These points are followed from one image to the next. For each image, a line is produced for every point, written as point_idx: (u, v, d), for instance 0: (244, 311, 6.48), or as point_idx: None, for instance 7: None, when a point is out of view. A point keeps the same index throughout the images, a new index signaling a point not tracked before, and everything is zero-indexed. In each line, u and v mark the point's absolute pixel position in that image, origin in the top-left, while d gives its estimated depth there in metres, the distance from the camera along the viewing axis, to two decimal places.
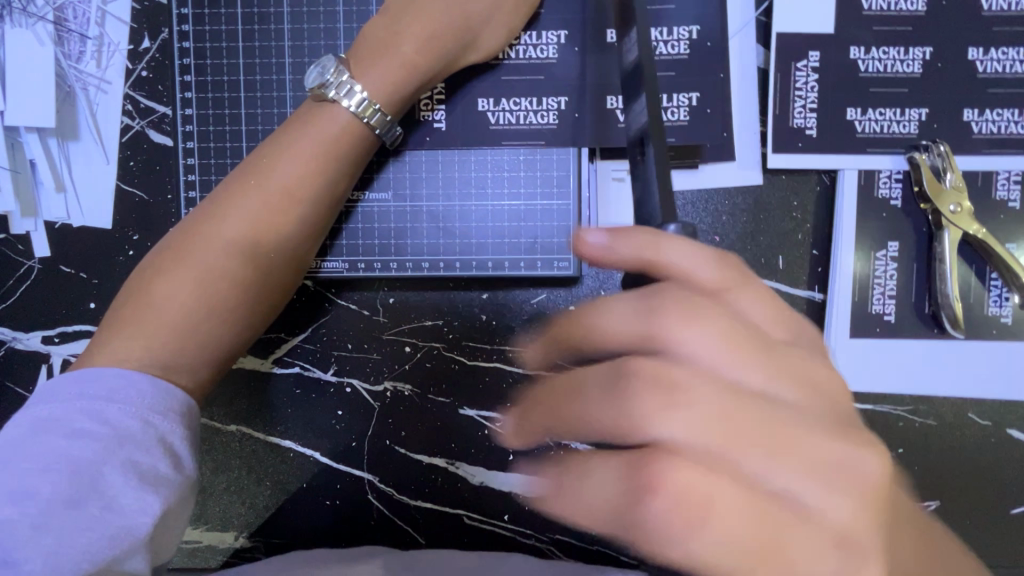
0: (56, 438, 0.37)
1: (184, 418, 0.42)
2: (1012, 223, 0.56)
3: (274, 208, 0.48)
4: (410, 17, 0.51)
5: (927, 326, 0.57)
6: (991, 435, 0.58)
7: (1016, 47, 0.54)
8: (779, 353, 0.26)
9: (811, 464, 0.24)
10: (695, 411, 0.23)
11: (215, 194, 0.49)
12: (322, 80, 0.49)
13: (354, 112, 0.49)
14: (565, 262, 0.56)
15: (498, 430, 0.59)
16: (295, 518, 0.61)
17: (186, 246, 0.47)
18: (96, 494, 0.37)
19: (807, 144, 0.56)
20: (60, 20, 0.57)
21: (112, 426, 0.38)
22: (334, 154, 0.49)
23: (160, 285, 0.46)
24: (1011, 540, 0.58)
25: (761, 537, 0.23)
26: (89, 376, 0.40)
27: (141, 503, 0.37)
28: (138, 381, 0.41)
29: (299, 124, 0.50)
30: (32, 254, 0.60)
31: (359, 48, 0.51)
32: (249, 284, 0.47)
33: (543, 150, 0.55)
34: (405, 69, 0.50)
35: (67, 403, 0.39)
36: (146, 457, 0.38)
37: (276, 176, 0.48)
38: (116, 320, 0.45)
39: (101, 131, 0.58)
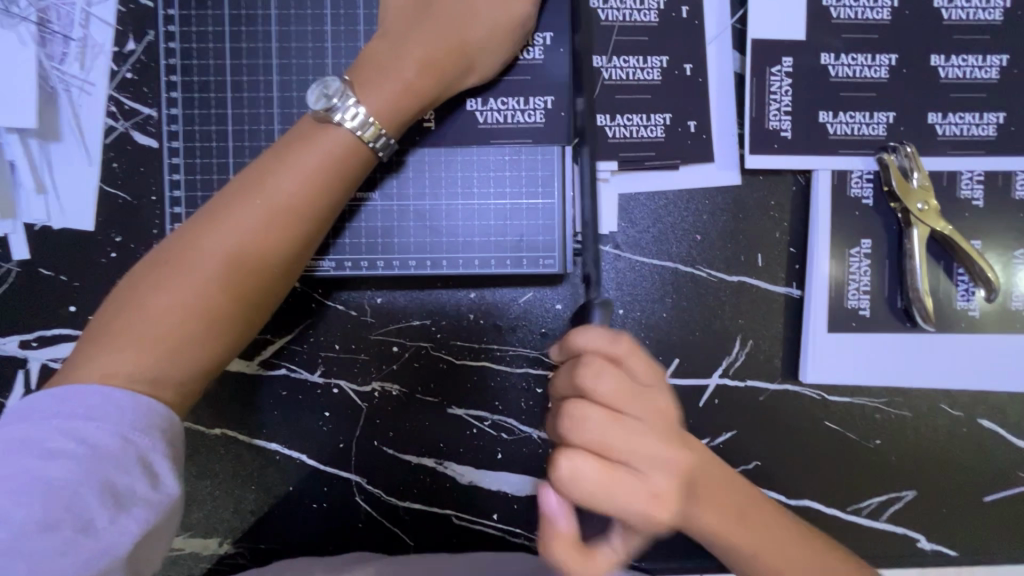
0: (30, 458, 0.37)
1: (166, 434, 0.41)
2: (975, 221, 0.58)
3: (274, 223, 0.48)
4: (412, 38, 0.50)
5: (899, 320, 0.59)
6: (963, 425, 0.60)
7: (975, 54, 0.57)
8: (648, 395, 0.37)
9: (654, 460, 0.35)
10: (591, 425, 0.35)
11: (211, 205, 0.49)
12: (328, 104, 0.48)
13: (359, 135, 0.49)
14: (550, 259, 0.57)
15: (486, 429, 0.60)
16: (281, 523, 0.60)
17: (180, 256, 0.46)
18: (70, 518, 0.36)
19: (783, 145, 0.58)
20: (43, 21, 0.56)
21: (89, 446, 0.37)
22: (335, 169, 0.49)
23: (153, 295, 0.44)
24: (985, 528, 0.60)
25: (607, 485, 0.35)
26: (79, 389, 0.40)
27: (117, 524, 0.37)
28: (118, 397, 0.40)
29: (299, 140, 0.49)
30: (10, 256, 0.59)
31: (361, 68, 0.50)
32: (243, 297, 0.47)
33: (529, 150, 0.57)
34: (407, 93, 0.50)
35: (41, 423, 0.38)
36: (123, 478, 0.38)
37: (277, 189, 0.48)
38: (103, 330, 0.44)
39: (84, 132, 0.58)
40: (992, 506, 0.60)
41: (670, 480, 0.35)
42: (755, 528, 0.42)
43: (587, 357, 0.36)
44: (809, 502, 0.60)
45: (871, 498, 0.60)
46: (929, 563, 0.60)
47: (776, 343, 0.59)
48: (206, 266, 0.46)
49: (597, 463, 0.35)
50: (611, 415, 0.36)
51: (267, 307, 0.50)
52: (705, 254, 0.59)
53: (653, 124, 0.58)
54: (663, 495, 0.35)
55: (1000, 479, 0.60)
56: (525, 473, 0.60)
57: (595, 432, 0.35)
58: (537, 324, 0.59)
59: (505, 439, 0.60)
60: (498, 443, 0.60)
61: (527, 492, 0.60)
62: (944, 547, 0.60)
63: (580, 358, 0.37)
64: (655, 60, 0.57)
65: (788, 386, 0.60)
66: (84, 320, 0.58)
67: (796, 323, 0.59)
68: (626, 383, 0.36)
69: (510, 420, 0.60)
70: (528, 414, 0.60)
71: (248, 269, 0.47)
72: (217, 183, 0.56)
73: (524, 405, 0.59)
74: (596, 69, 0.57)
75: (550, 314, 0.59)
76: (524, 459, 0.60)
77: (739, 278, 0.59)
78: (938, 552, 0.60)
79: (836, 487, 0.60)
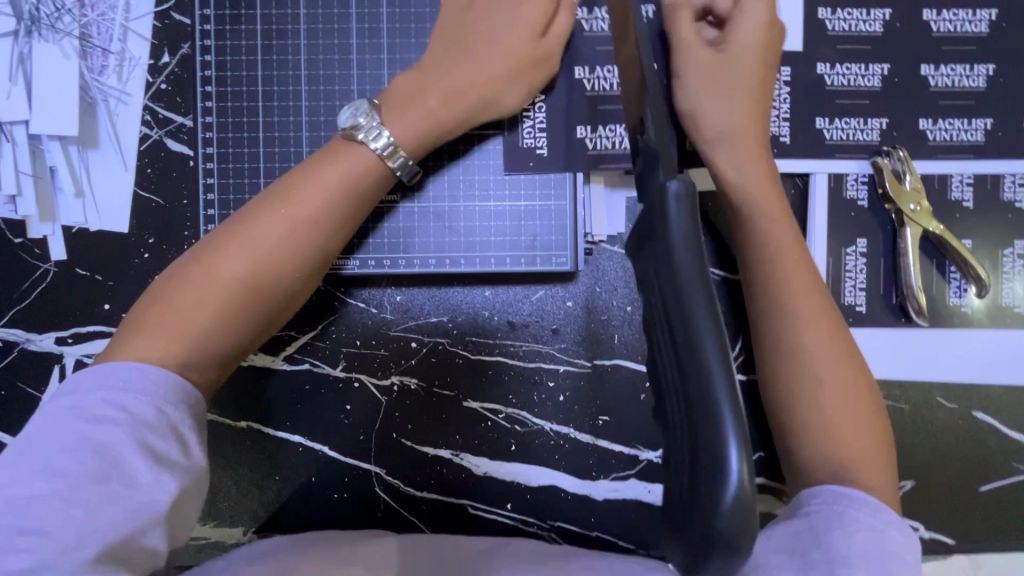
0: (79, 423, 0.40)
1: (192, 410, 0.45)
2: (966, 221, 0.61)
3: (299, 229, 0.51)
4: (440, 73, 0.55)
5: (895, 316, 0.61)
6: (958, 417, 0.62)
7: (962, 63, 0.61)
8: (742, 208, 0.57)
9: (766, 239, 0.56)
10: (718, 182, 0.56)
11: (242, 211, 0.52)
12: (355, 124, 0.53)
13: (381, 155, 0.52)
14: (562, 258, 0.60)
15: (501, 422, 0.62)
16: (303, 512, 0.63)
17: (212, 256, 0.49)
18: (118, 473, 0.39)
19: (782, 149, 0.61)
20: (85, 36, 0.60)
21: (130, 414, 0.41)
22: (356, 183, 0.52)
23: (186, 288, 0.48)
24: (983, 517, 0.62)
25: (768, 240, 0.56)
26: (114, 366, 0.43)
27: (158, 481, 0.40)
28: (152, 372, 0.43)
29: (327, 155, 0.53)
30: (49, 257, 0.62)
31: (390, 97, 0.55)
32: (266, 295, 0.50)
33: (541, 154, 0.60)
34: (428, 121, 0.54)
35: (86, 394, 0.41)
36: (161, 442, 0.41)
37: (304, 198, 0.51)
38: (139, 319, 0.47)
39: (120, 140, 0.61)
40: (988, 496, 0.62)
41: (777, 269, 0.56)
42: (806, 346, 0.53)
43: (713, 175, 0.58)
44: None
45: None
46: (928, 551, 0.62)
47: None
48: (235, 266, 0.49)
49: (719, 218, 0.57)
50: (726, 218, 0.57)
51: (288, 307, 0.53)
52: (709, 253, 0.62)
53: None
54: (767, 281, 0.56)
55: (995, 469, 0.62)
56: (537, 464, 0.62)
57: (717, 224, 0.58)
58: (549, 321, 0.62)
59: (519, 431, 0.62)
60: (512, 434, 0.62)
61: (539, 482, 0.63)
62: (942, 535, 0.62)
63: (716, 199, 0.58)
64: None
65: None
66: (118, 317, 0.61)
67: None
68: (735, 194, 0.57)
69: (524, 412, 0.62)
70: (541, 407, 0.62)
71: (275, 270, 0.50)
72: (248, 187, 0.59)
73: (537, 398, 0.62)
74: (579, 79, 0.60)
75: (562, 311, 0.62)
76: (538, 450, 0.62)
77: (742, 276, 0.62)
78: (936, 540, 0.62)
79: None
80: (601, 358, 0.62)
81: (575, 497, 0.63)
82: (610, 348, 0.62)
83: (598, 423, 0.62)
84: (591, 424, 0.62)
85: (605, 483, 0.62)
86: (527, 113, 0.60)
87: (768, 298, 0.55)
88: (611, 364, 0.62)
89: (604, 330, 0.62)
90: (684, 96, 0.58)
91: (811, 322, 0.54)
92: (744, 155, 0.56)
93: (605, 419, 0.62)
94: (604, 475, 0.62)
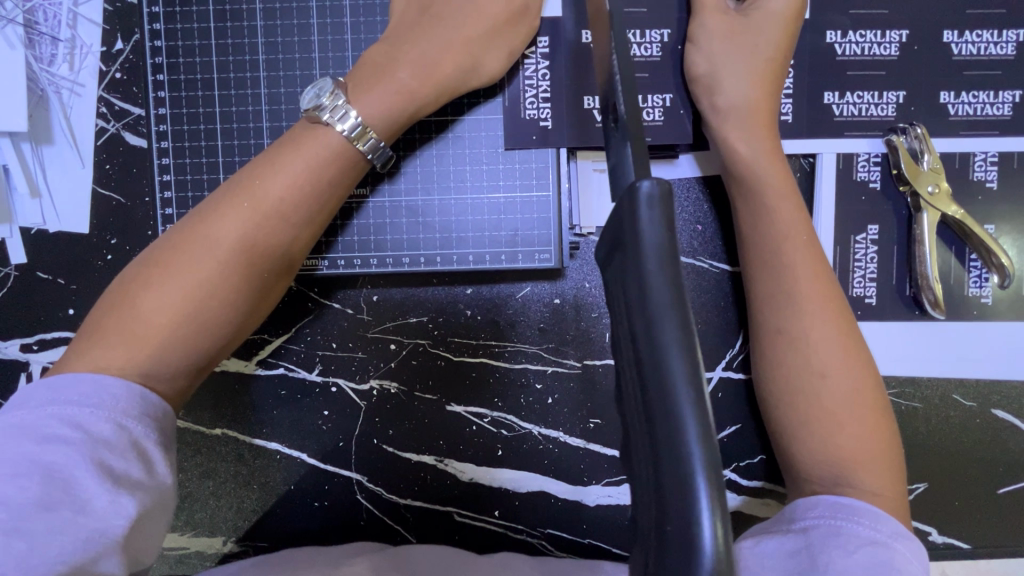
0: (26, 443, 0.35)
1: (158, 423, 0.41)
2: (989, 204, 0.56)
3: (266, 223, 0.46)
4: (412, 43, 0.50)
5: (909, 308, 0.57)
6: (977, 416, 0.58)
7: (989, 28, 0.55)
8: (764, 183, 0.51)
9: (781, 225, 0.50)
10: (738, 161, 0.51)
11: (202, 207, 0.48)
12: (317, 103, 0.47)
13: (348, 136, 0.48)
14: (546, 254, 0.56)
15: (486, 426, 0.59)
16: (285, 521, 0.60)
17: (170, 257, 0.45)
18: (68, 499, 0.35)
19: (786, 130, 0.56)
20: (30, 23, 0.56)
21: (85, 431, 0.37)
22: (327, 174, 0.48)
23: (144, 294, 0.43)
24: (1000, 520, 0.58)
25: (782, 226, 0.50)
26: (63, 383, 0.39)
27: (116, 505, 0.36)
28: (112, 385, 0.39)
29: (292, 142, 0.49)
30: (9, 261, 0.59)
31: (358, 72, 0.50)
32: (236, 298, 0.46)
33: (521, 142, 0.55)
34: (400, 95, 0.49)
35: (36, 410, 0.37)
36: (118, 460, 0.37)
37: (270, 190, 0.47)
38: (95, 329, 0.43)
39: (75, 135, 0.57)
40: (1007, 499, 0.58)
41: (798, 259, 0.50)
42: (817, 347, 0.48)
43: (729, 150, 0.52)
44: None
45: None
46: (940, 556, 0.59)
47: None
48: (199, 266, 0.44)
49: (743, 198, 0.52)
50: (745, 197, 0.52)
51: (261, 308, 0.49)
52: (706, 245, 0.57)
53: (651, 105, 0.55)
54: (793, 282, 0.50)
55: (1015, 470, 0.58)
56: (525, 470, 0.59)
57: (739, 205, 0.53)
58: (535, 320, 0.58)
59: (506, 436, 0.59)
60: (498, 439, 0.59)
61: (528, 488, 0.60)
62: (956, 539, 0.58)
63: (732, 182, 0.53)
64: (655, 35, 0.55)
65: None
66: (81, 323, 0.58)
67: None
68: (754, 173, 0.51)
69: (510, 416, 0.59)
70: (528, 410, 0.59)
71: (245, 270, 0.46)
72: (208, 183, 0.56)
73: (523, 401, 0.59)
74: (584, 45, 0.54)
75: (549, 310, 0.58)
76: (526, 455, 0.59)
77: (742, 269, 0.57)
78: (950, 545, 0.59)
79: None
80: (591, 358, 0.58)
81: (567, 504, 0.60)
82: (599, 347, 0.58)
83: (588, 426, 0.59)
84: (581, 427, 0.59)
85: (597, 488, 0.59)
86: (522, 83, 0.55)
87: (765, 289, 0.51)
88: (601, 364, 0.58)
89: (594, 329, 0.58)
90: (698, 62, 0.53)
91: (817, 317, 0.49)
92: (753, 130, 0.51)
93: (596, 422, 0.59)
94: (596, 480, 0.59)
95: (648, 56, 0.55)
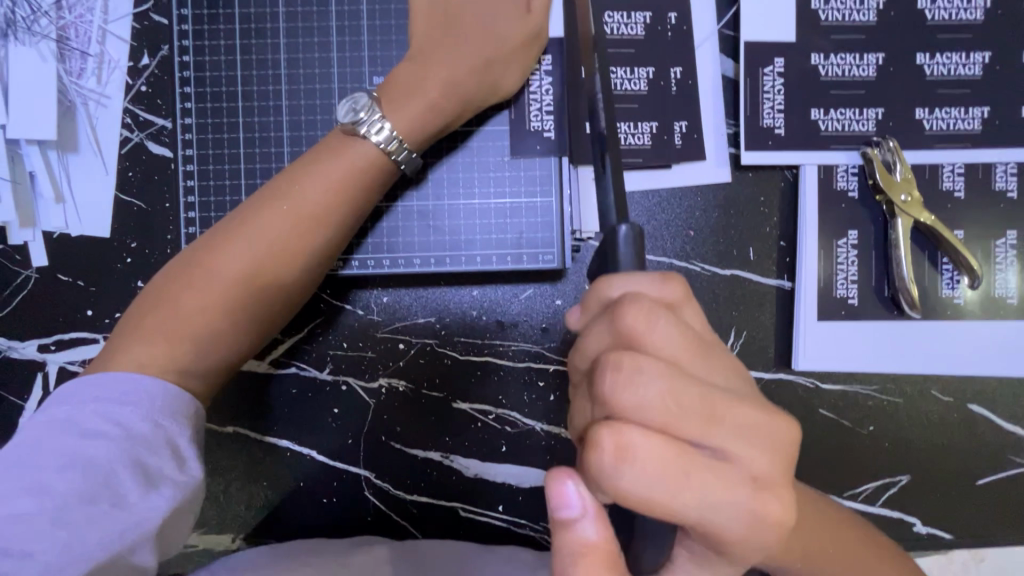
0: (70, 437, 0.37)
1: (190, 421, 0.43)
2: (959, 212, 0.60)
3: (302, 229, 0.50)
4: (440, 61, 0.53)
5: (888, 309, 0.61)
6: (954, 410, 0.61)
7: (957, 53, 0.60)
8: (682, 377, 0.30)
9: (732, 426, 0.30)
10: (647, 385, 0.29)
11: (242, 209, 0.51)
12: (356, 118, 0.51)
13: (382, 148, 0.51)
14: (549, 256, 0.59)
15: (491, 423, 0.61)
16: (293, 518, 0.62)
17: (209, 259, 0.48)
18: (107, 492, 0.37)
19: (776, 141, 0.60)
20: (63, 39, 0.59)
21: (124, 427, 0.39)
22: (358, 182, 0.51)
23: (184, 291, 0.46)
24: (979, 512, 0.61)
25: (677, 467, 0.29)
26: (105, 380, 0.41)
27: (149, 502, 0.38)
28: (148, 384, 0.41)
29: (327, 151, 0.51)
30: (30, 264, 0.61)
31: (389, 87, 0.53)
32: (267, 298, 0.49)
33: (526, 151, 0.59)
34: (429, 111, 0.53)
35: (79, 406, 0.39)
36: (154, 458, 0.39)
37: (305, 196, 0.50)
38: (137, 323, 0.46)
39: (100, 144, 0.60)
40: (986, 490, 0.61)
41: (667, 336, 0.31)
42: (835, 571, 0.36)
43: (636, 300, 0.31)
44: (805, 488, 0.62)
45: (866, 484, 0.61)
46: (925, 547, 0.61)
47: (769, 333, 0.61)
48: (234, 268, 0.47)
49: (663, 393, 0.29)
50: (671, 371, 0.30)
51: (291, 307, 0.52)
52: (698, 250, 0.61)
53: (640, 132, 0.60)
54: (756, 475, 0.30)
55: (992, 463, 0.61)
56: (528, 465, 0.62)
57: (654, 407, 0.29)
58: (538, 320, 0.61)
59: (509, 432, 0.61)
60: (502, 435, 0.61)
61: (530, 483, 0.62)
62: (939, 530, 0.61)
63: (624, 309, 0.31)
64: (651, 51, 0.59)
65: (781, 374, 0.61)
66: (100, 323, 0.61)
67: (787, 316, 0.61)
68: (680, 388, 0.30)
69: (514, 413, 0.61)
70: (531, 407, 0.61)
71: (277, 273, 0.49)
72: (229, 190, 0.59)
73: (527, 399, 0.61)
74: None
75: (551, 310, 0.61)
76: (528, 451, 0.61)
77: (732, 272, 0.61)
78: (934, 536, 0.61)
79: (830, 471, 0.62)
80: None
81: None
82: None
83: None
84: None
85: None
86: (533, 95, 0.59)
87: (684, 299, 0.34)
88: None
89: None
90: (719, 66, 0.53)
91: (730, 476, 0.30)
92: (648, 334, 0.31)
93: None
94: None
95: (644, 71, 0.60)
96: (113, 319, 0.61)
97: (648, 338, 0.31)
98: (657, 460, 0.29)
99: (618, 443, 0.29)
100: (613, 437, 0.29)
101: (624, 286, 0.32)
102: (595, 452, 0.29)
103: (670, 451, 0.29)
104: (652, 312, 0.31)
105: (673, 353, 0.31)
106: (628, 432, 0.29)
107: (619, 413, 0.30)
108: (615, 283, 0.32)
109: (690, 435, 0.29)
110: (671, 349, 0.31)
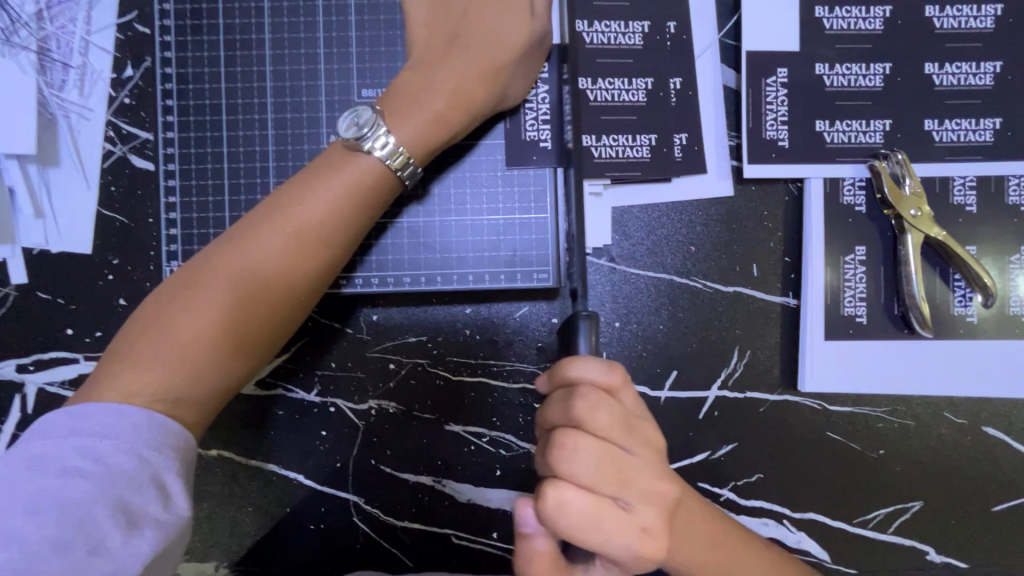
0: (46, 476, 0.36)
1: (178, 453, 0.41)
2: (971, 227, 0.58)
3: (303, 250, 0.47)
4: (443, 70, 0.51)
5: (898, 327, 0.58)
6: (969, 433, 0.59)
7: (966, 62, 0.58)
8: (611, 449, 0.39)
9: (641, 488, 0.39)
10: (583, 455, 0.39)
11: (238, 225, 0.49)
12: (358, 133, 0.49)
13: (388, 163, 0.49)
14: (545, 273, 0.57)
15: (484, 446, 0.59)
16: (279, 545, 0.60)
17: (203, 279, 0.45)
18: (82, 537, 0.35)
19: (780, 154, 0.58)
20: (43, 50, 0.58)
21: (105, 464, 0.37)
22: (359, 196, 0.49)
23: (176, 313, 0.44)
24: (994, 540, 0.59)
25: (596, 519, 0.38)
26: (88, 412, 0.39)
27: (130, 545, 0.36)
28: (133, 416, 0.40)
29: (328, 167, 0.49)
30: (8, 281, 0.59)
31: (391, 99, 0.51)
32: (264, 319, 0.46)
33: (521, 164, 0.57)
34: (435, 124, 0.51)
35: (58, 441, 0.37)
36: (136, 497, 0.37)
37: (303, 212, 0.48)
38: (127, 348, 0.43)
39: (82, 158, 0.58)
40: (1002, 517, 0.59)
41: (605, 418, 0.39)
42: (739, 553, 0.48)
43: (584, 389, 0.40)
44: (813, 514, 0.59)
45: (876, 511, 0.59)
46: None
47: (774, 353, 0.59)
48: (228, 288, 0.45)
49: (595, 462, 0.39)
50: (603, 445, 0.39)
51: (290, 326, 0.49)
52: (700, 266, 0.59)
53: (638, 144, 0.58)
54: (653, 529, 0.39)
55: (1008, 489, 0.59)
56: (523, 491, 0.59)
57: (586, 471, 0.38)
58: (533, 339, 0.59)
59: (504, 456, 0.59)
60: (496, 459, 0.59)
61: None
62: (954, 559, 0.58)
63: (577, 392, 0.40)
64: (649, 62, 0.58)
65: (788, 396, 0.59)
66: (80, 343, 0.59)
67: (793, 335, 0.59)
68: (608, 458, 0.39)
69: (508, 436, 0.59)
70: (526, 430, 0.59)
71: (275, 292, 0.47)
72: (212, 206, 0.57)
73: (522, 421, 0.59)
74: (582, 90, 0.58)
75: (546, 329, 0.59)
76: (523, 475, 0.59)
77: (735, 289, 0.59)
78: (948, 565, 0.59)
79: (839, 496, 0.59)
80: None
81: None
82: None
83: None
84: None
85: None
86: (528, 104, 0.57)
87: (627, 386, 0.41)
88: None
89: None
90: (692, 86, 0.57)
91: (636, 528, 0.38)
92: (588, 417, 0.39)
93: None
94: None
95: (642, 83, 0.58)
96: (94, 339, 0.59)
97: (590, 418, 0.39)
98: (581, 515, 0.38)
99: (557, 499, 0.38)
100: (553, 495, 0.38)
101: (579, 373, 0.40)
102: (541, 504, 0.38)
103: (595, 507, 0.38)
104: (594, 399, 0.39)
105: (608, 431, 0.39)
106: (565, 490, 0.38)
107: (560, 475, 0.39)
108: (572, 369, 0.40)
109: (613, 496, 0.39)
110: (606, 429, 0.39)
